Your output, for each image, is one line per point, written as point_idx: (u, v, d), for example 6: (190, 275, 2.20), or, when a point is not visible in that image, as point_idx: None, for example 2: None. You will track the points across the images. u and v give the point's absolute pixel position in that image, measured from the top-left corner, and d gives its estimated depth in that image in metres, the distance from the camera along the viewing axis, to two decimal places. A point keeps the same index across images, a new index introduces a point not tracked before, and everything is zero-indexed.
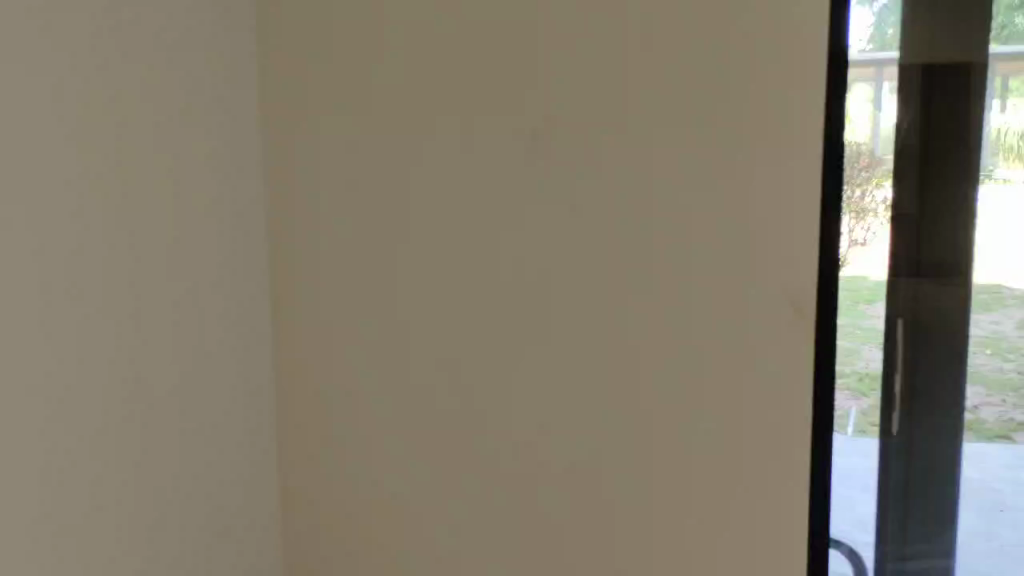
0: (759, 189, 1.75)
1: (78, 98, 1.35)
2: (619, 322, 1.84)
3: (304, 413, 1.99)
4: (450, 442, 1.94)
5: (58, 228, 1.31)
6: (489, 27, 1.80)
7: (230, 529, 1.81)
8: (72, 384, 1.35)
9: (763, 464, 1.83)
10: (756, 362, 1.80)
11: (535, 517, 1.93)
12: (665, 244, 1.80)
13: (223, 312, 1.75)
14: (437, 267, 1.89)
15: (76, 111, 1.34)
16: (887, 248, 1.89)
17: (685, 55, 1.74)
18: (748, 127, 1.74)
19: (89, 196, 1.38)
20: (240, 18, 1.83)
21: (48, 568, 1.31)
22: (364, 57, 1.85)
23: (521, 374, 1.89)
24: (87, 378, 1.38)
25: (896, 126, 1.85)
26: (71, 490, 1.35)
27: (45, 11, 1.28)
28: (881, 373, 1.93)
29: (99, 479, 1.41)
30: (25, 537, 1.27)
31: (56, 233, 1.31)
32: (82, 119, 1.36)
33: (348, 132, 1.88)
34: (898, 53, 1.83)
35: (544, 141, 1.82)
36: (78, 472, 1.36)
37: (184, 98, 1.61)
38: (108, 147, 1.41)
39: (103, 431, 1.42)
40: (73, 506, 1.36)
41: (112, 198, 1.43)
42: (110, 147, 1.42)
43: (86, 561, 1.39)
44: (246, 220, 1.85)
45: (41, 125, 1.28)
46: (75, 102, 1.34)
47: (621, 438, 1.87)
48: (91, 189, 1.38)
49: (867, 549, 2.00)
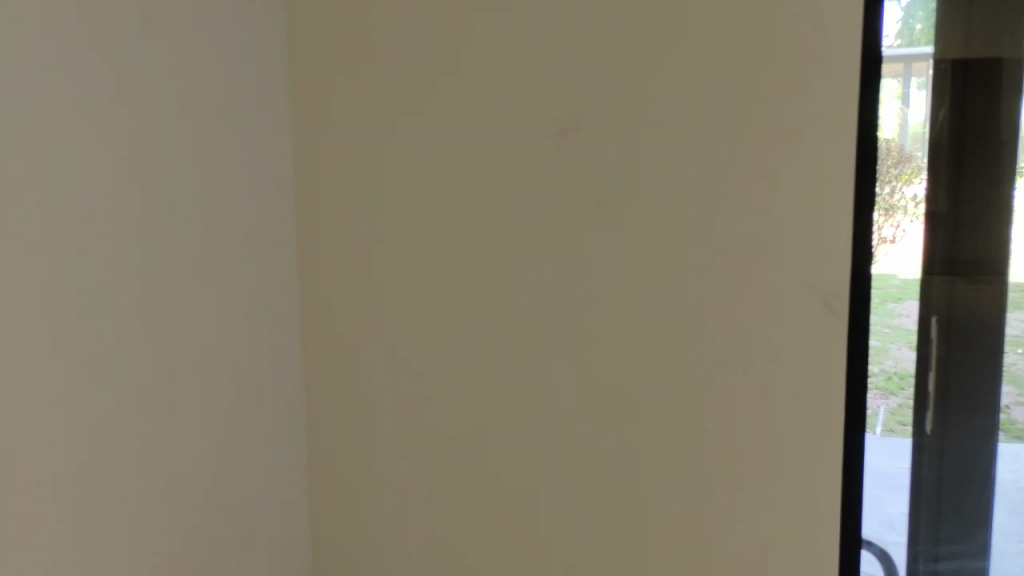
0: (792, 185, 1.73)
1: (117, 97, 1.34)
2: (647, 321, 1.82)
3: (333, 411, 1.99)
4: (476, 441, 1.94)
5: (98, 233, 1.30)
6: (518, 25, 1.79)
7: (258, 529, 1.81)
8: (112, 385, 1.35)
9: (795, 464, 1.80)
10: (788, 361, 1.78)
11: (563, 517, 1.92)
12: (694, 241, 1.78)
13: (251, 312, 1.75)
14: (465, 266, 1.88)
15: (116, 110, 1.34)
16: (915, 246, 1.85)
17: (717, 51, 1.72)
18: (782, 122, 1.71)
19: (128, 195, 1.37)
20: (270, 17, 1.82)
21: (93, 567, 1.31)
22: (392, 56, 1.85)
23: (546, 373, 1.88)
24: (126, 378, 1.38)
25: (925, 122, 1.82)
26: (113, 489, 1.35)
27: (87, 11, 1.27)
28: (910, 373, 1.90)
29: (138, 478, 1.41)
30: (72, 536, 1.27)
31: (98, 233, 1.30)
32: (122, 118, 1.35)
33: (375, 131, 1.88)
34: (927, 49, 1.79)
35: (569, 139, 1.80)
36: (120, 472, 1.37)
37: (215, 98, 1.61)
38: (144, 149, 1.40)
39: (143, 429, 1.42)
40: (115, 506, 1.36)
41: (148, 201, 1.42)
42: (146, 149, 1.41)
43: (127, 560, 1.39)
44: (274, 219, 1.85)
45: (81, 129, 1.27)
46: (114, 101, 1.33)
47: (650, 438, 1.86)
48: (129, 191, 1.37)
49: (898, 551, 1.97)
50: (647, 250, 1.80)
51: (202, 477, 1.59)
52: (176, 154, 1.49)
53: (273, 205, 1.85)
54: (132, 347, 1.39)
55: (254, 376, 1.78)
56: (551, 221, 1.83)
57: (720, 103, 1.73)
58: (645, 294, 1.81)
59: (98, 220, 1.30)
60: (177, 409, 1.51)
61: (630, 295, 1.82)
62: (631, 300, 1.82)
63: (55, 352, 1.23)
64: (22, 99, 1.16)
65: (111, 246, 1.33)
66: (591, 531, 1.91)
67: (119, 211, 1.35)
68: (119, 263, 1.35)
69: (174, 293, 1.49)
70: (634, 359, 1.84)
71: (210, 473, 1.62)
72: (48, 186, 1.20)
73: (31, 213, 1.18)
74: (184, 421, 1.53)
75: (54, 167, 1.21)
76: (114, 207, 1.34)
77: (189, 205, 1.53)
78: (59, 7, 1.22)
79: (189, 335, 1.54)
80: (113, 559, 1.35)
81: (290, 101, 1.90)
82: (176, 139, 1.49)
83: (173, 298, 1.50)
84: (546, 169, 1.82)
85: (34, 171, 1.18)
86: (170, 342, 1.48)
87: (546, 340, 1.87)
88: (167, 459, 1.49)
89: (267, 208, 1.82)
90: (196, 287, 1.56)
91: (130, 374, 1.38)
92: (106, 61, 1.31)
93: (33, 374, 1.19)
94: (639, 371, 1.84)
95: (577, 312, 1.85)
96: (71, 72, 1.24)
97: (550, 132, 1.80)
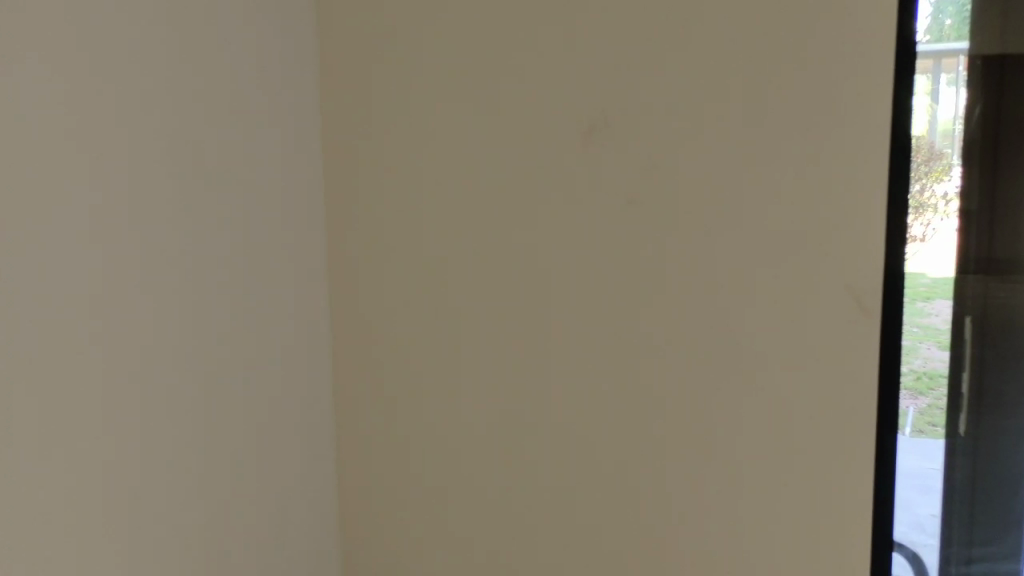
0: (823, 182, 1.71)
1: (148, 98, 1.34)
2: (677, 321, 1.81)
3: (362, 409, 2.00)
4: (504, 439, 1.94)
5: (128, 233, 1.31)
6: (548, 23, 1.78)
7: (287, 526, 1.81)
8: (144, 386, 1.36)
9: (827, 465, 1.78)
10: (820, 360, 1.75)
11: (591, 517, 1.91)
12: (725, 239, 1.76)
13: (280, 310, 1.76)
14: (493, 265, 1.88)
15: (147, 110, 1.34)
16: (945, 244, 1.82)
17: (748, 48, 1.70)
18: (814, 118, 1.69)
19: (159, 195, 1.38)
20: (300, 17, 1.83)
21: (123, 567, 1.32)
22: (421, 55, 1.85)
23: (575, 372, 1.87)
24: (157, 379, 1.38)
25: (953, 119, 1.78)
26: (144, 489, 1.36)
27: (118, 12, 1.28)
28: (941, 373, 1.87)
29: (168, 478, 1.42)
30: (102, 536, 1.28)
31: (129, 233, 1.31)
32: (152, 117, 1.36)
33: (404, 130, 1.88)
34: (956, 44, 1.76)
35: (598, 137, 1.79)
36: (150, 472, 1.37)
37: (245, 97, 1.61)
38: (173, 149, 1.41)
39: (172, 430, 1.42)
40: (145, 506, 1.36)
41: (178, 200, 1.42)
42: (175, 149, 1.41)
43: (157, 559, 1.39)
44: (304, 218, 1.86)
45: (112, 129, 1.27)
46: (145, 102, 1.34)
47: (680, 438, 1.84)
48: (159, 191, 1.37)
49: (931, 554, 1.94)
50: (675, 248, 1.79)
51: (230, 475, 1.60)
52: (206, 153, 1.49)
53: (304, 203, 1.85)
54: (162, 346, 1.39)
55: (283, 374, 1.78)
56: (580, 220, 1.82)
57: (750, 100, 1.71)
58: (673, 292, 1.80)
59: (128, 221, 1.31)
60: (206, 407, 1.52)
61: (658, 293, 1.81)
62: (660, 298, 1.81)
63: (84, 351, 1.23)
64: (51, 102, 1.16)
65: (141, 246, 1.34)
66: (620, 531, 1.90)
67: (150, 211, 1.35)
68: (149, 262, 1.36)
69: (204, 292, 1.50)
70: (663, 358, 1.83)
71: (238, 472, 1.62)
72: (77, 187, 1.21)
73: (61, 213, 1.18)
74: (213, 419, 1.54)
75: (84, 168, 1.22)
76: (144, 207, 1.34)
77: (219, 204, 1.53)
78: (91, 9, 1.22)
79: (218, 334, 1.54)
80: (143, 557, 1.36)
81: (321, 100, 1.91)
82: (205, 138, 1.49)
83: (204, 297, 1.50)
84: (575, 168, 1.81)
85: (64, 173, 1.18)
86: (199, 341, 1.49)
87: (574, 339, 1.86)
88: (197, 457, 1.49)
89: (297, 207, 1.82)
90: (226, 286, 1.57)
91: (160, 373, 1.39)
92: (137, 62, 1.32)
93: (63, 373, 1.20)
94: (669, 371, 1.83)
95: (605, 311, 1.84)
96: (103, 74, 1.25)
97: (579, 130, 1.79)
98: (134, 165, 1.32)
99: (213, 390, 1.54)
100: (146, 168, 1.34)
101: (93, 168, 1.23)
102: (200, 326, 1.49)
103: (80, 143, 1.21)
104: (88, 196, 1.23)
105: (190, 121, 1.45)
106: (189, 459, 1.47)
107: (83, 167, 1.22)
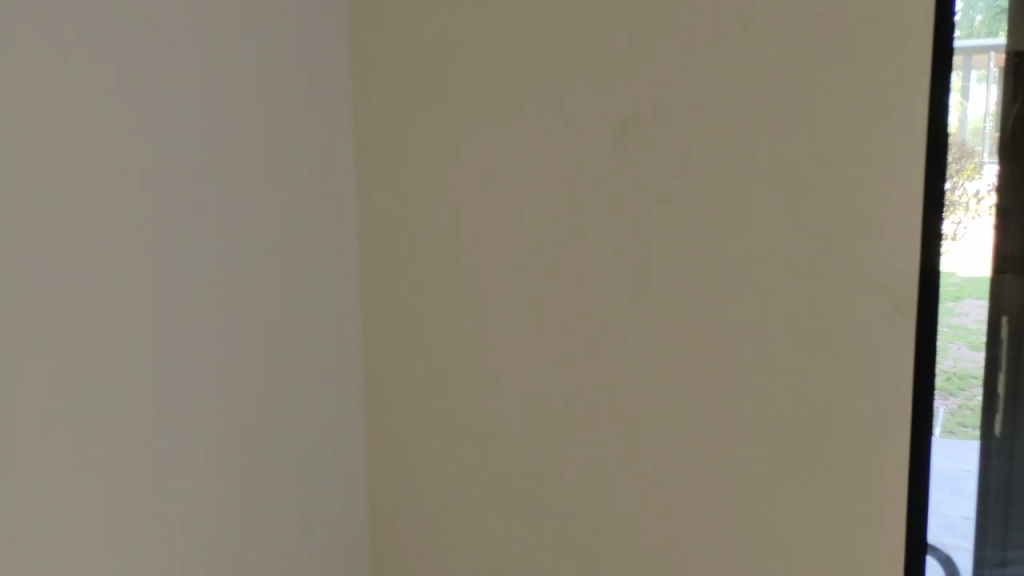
0: (855, 179, 1.68)
1: (176, 98, 1.35)
2: (706, 320, 1.80)
3: (391, 407, 2.01)
4: (534, 437, 1.93)
5: (156, 232, 1.32)
6: (576, 21, 1.77)
7: (315, 524, 1.82)
8: (171, 384, 1.37)
9: (858, 466, 1.76)
10: (853, 359, 1.73)
11: (619, 516, 1.90)
12: (755, 238, 1.75)
13: (309, 309, 1.77)
14: (521, 263, 1.88)
15: (175, 110, 1.35)
16: (976, 243, 1.79)
17: (779, 44, 1.68)
18: (846, 115, 1.67)
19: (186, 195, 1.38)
20: (332, 17, 1.84)
21: (149, 564, 1.33)
22: (450, 54, 1.85)
23: (605, 371, 1.86)
24: (183, 378, 1.39)
25: (986, 116, 1.75)
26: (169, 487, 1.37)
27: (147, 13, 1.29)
28: (971, 373, 1.84)
29: (194, 476, 1.43)
30: (128, 534, 1.29)
31: (157, 232, 1.32)
32: (180, 118, 1.37)
33: (433, 129, 1.88)
34: (988, 39, 1.73)
35: (630, 134, 1.78)
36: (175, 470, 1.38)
37: (274, 97, 1.62)
38: (200, 148, 1.41)
39: (197, 428, 1.43)
40: (170, 504, 1.37)
41: (206, 199, 1.43)
42: (202, 149, 1.42)
43: (181, 556, 1.40)
44: (335, 216, 1.87)
45: (141, 129, 1.28)
46: (173, 102, 1.35)
47: (708, 438, 1.83)
48: (187, 190, 1.38)
49: (965, 556, 1.91)
50: (705, 246, 1.77)
51: (256, 473, 1.61)
52: (233, 153, 1.50)
53: (334, 202, 1.86)
54: (190, 345, 1.40)
55: (312, 372, 1.79)
56: (610, 218, 1.81)
57: (781, 96, 1.69)
58: (701, 289, 1.79)
59: (156, 220, 1.32)
60: (232, 405, 1.52)
61: (687, 290, 1.79)
62: (688, 296, 1.80)
63: (114, 349, 1.24)
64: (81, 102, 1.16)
65: (168, 245, 1.35)
66: (649, 530, 1.89)
67: (177, 210, 1.36)
68: (177, 261, 1.37)
69: (232, 291, 1.51)
70: (693, 357, 1.81)
71: (264, 469, 1.63)
72: (109, 187, 1.22)
73: (91, 212, 1.19)
74: (239, 418, 1.55)
75: (115, 168, 1.23)
76: (172, 206, 1.35)
77: (246, 204, 1.54)
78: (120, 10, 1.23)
79: (245, 333, 1.55)
80: (168, 554, 1.37)
81: (354, 100, 1.91)
82: (231, 137, 1.50)
83: (232, 296, 1.51)
84: (604, 166, 1.80)
85: (95, 172, 1.19)
86: (225, 339, 1.49)
87: (603, 338, 1.86)
88: (223, 455, 1.50)
89: (327, 207, 1.82)
90: (254, 284, 1.57)
91: (187, 371, 1.40)
92: (164, 62, 1.33)
93: (94, 371, 1.21)
94: (698, 369, 1.81)
95: (634, 310, 1.83)
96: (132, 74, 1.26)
97: (609, 128, 1.78)
98: (162, 165, 1.32)
99: (240, 387, 1.55)
100: (174, 167, 1.35)
101: (123, 169, 1.24)
102: (227, 324, 1.50)
103: (110, 143, 1.22)
104: (118, 195, 1.23)
105: (217, 120, 1.46)
106: (215, 457, 1.48)
107: (114, 168, 1.23)
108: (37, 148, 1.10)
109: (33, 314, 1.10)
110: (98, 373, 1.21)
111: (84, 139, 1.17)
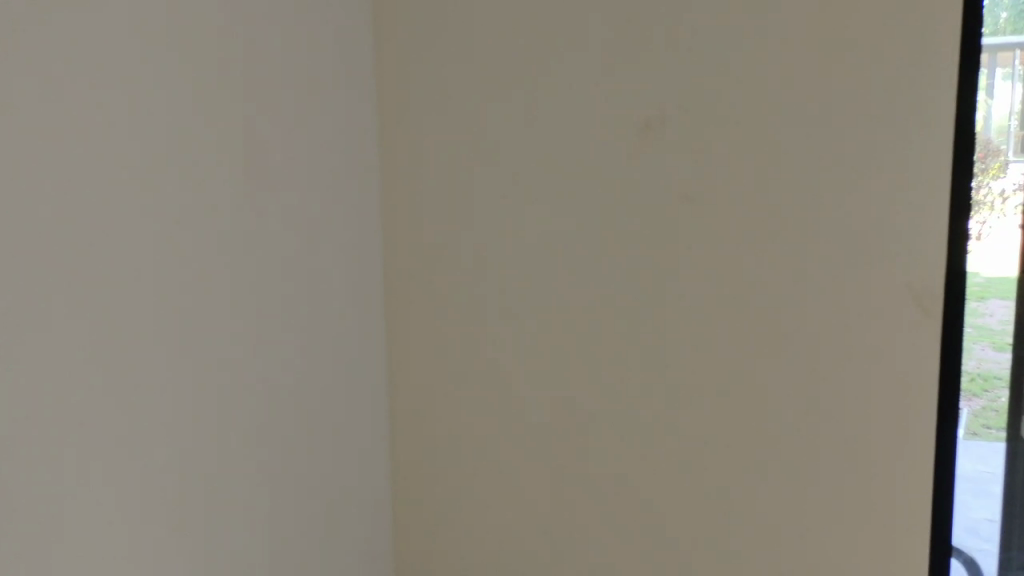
0: (886, 179, 1.67)
1: (224, 96, 1.35)
2: (733, 320, 1.79)
3: (418, 407, 2.00)
4: (559, 437, 1.92)
5: (209, 233, 1.31)
6: (606, 20, 1.76)
7: (347, 524, 1.82)
8: (222, 390, 1.35)
9: (889, 467, 1.74)
10: (884, 360, 1.72)
11: (646, 516, 1.90)
12: (784, 237, 1.73)
13: (341, 308, 1.76)
14: (549, 264, 1.87)
15: (223, 108, 1.34)
16: (1001, 242, 1.77)
17: (809, 43, 1.67)
18: (881, 114, 1.66)
19: (236, 196, 1.38)
20: (360, 15, 1.83)
21: (201, 568, 1.31)
22: (478, 54, 1.84)
23: (630, 371, 1.86)
24: (232, 380, 1.38)
25: (1010, 114, 1.73)
26: (219, 490, 1.35)
27: (199, 12, 1.28)
28: (995, 374, 1.82)
29: (240, 479, 1.41)
30: (184, 538, 1.27)
31: (210, 234, 1.31)
32: (228, 116, 1.36)
33: (460, 128, 1.87)
34: (1013, 37, 1.70)
35: (662, 133, 1.77)
36: (224, 473, 1.36)
37: (309, 98, 1.61)
38: (247, 148, 1.41)
39: (244, 430, 1.42)
40: (220, 507, 1.36)
41: (253, 200, 1.42)
42: (250, 149, 1.41)
43: (230, 560, 1.39)
44: (364, 216, 1.86)
45: (194, 131, 1.27)
46: (222, 100, 1.34)
47: (734, 439, 1.82)
48: (236, 190, 1.38)
49: (987, 558, 1.89)
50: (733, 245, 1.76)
51: (298, 474, 1.60)
52: (275, 154, 1.49)
53: (363, 201, 1.85)
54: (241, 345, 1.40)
55: (343, 371, 1.79)
56: (640, 217, 1.80)
57: (818, 95, 1.68)
58: (733, 289, 1.77)
59: (210, 221, 1.31)
60: (278, 406, 1.52)
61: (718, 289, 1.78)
62: (718, 296, 1.79)
63: (172, 352, 1.23)
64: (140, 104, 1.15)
65: (221, 246, 1.34)
66: (675, 532, 1.88)
67: (228, 210, 1.36)
68: (227, 261, 1.36)
69: (275, 292, 1.50)
70: (719, 356, 1.80)
71: (307, 469, 1.63)
72: (166, 188, 1.21)
73: (148, 211, 1.17)
74: (284, 418, 1.54)
75: (171, 169, 1.22)
76: (223, 206, 1.34)
77: (288, 204, 1.54)
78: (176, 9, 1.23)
79: (288, 333, 1.55)
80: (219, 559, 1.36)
81: (380, 99, 1.90)
82: (275, 137, 1.49)
83: (275, 296, 1.50)
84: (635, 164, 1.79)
85: (154, 173, 1.18)
86: (270, 340, 1.49)
87: (634, 337, 1.85)
88: (270, 456, 1.50)
89: (354, 205, 1.81)
90: (296, 285, 1.57)
91: (236, 373, 1.39)
92: (213, 62, 1.32)
93: (154, 374, 1.20)
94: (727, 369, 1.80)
95: (663, 309, 1.82)
96: (187, 72, 1.25)
97: (640, 127, 1.78)
98: (213, 164, 1.31)
99: (285, 388, 1.54)
100: (222, 168, 1.34)
101: (178, 171, 1.23)
102: (271, 325, 1.49)
103: (167, 145, 1.21)
104: (173, 197, 1.22)
105: (262, 120, 1.45)
106: (263, 457, 1.48)
107: (170, 170, 1.22)
108: (99, 151, 1.08)
109: (97, 319, 1.09)
110: (158, 376, 1.20)
111: (144, 142, 1.16)
